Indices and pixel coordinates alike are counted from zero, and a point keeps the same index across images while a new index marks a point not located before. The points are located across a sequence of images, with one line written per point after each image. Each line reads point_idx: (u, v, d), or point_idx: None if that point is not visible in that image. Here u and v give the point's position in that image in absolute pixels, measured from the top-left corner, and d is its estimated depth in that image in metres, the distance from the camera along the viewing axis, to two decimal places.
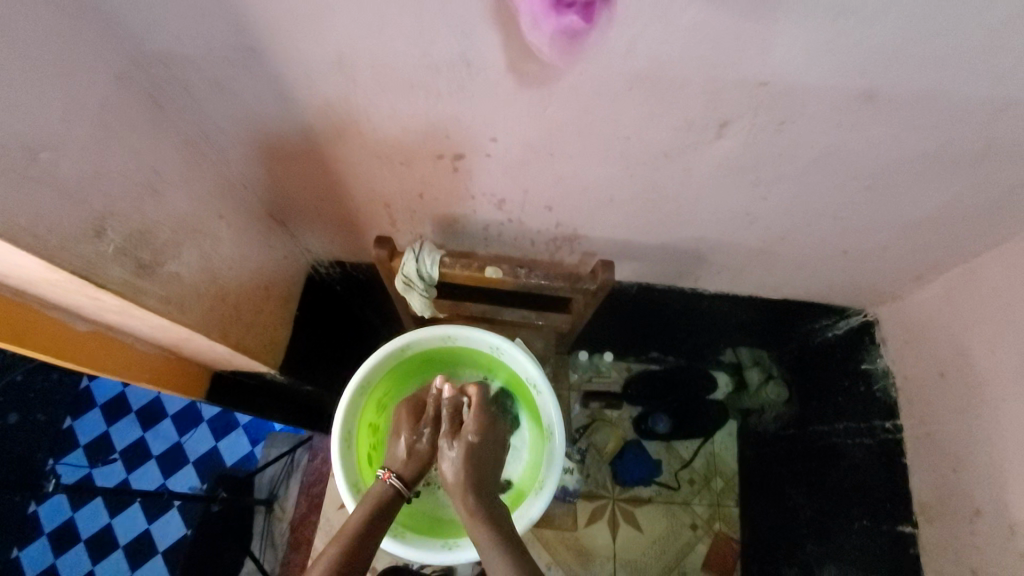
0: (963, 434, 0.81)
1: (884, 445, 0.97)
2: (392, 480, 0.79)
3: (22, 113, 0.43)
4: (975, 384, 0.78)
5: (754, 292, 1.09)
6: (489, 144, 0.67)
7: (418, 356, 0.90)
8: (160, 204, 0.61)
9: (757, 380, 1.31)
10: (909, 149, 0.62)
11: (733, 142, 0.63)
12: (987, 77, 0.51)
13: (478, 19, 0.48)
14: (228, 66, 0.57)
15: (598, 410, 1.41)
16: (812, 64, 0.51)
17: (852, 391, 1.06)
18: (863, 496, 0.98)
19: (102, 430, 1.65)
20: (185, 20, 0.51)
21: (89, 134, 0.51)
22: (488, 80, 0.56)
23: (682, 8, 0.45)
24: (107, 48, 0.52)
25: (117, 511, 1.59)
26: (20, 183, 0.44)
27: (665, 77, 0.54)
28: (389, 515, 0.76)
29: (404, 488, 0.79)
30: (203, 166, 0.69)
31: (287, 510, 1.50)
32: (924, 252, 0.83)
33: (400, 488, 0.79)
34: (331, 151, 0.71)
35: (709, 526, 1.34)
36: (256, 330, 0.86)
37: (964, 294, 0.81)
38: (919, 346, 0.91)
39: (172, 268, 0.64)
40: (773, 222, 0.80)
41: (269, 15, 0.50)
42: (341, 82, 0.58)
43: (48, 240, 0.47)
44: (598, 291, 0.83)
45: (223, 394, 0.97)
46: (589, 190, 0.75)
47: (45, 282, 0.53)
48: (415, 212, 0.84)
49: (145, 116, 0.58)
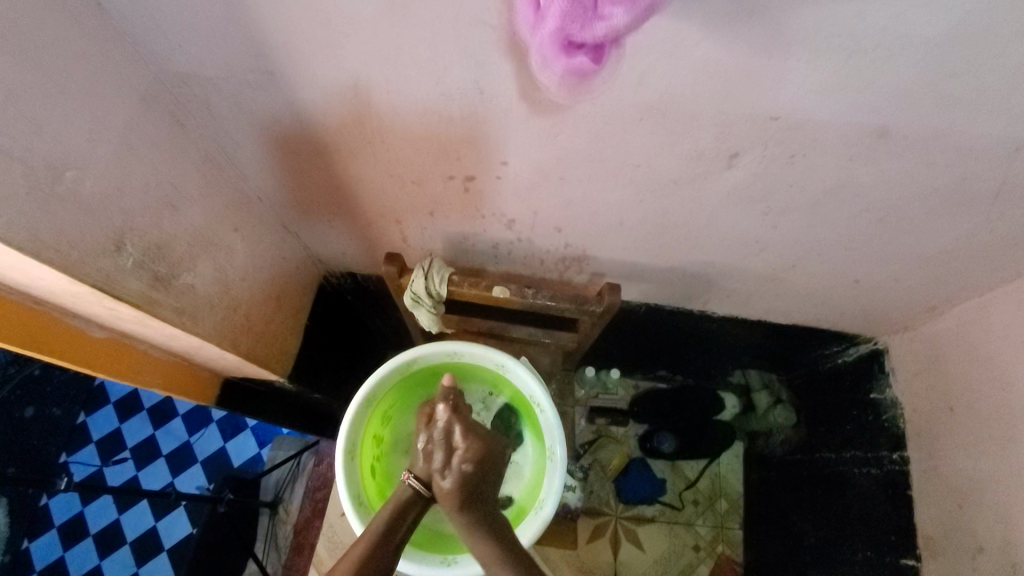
0: (972, 470, 0.80)
1: (890, 475, 0.95)
2: (413, 482, 0.78)
3: (50, 134, 0.45)
4: (985, 420, 0.77)
5: (763, 316, 1.08)
6: (501, 167, 0.68)
7: (425, 370, 0.91)
8: (178, 218, 0.63)
9: (765, 404, 1.31)
10: (920, 185, 0.62)
11: (742, 173, 0.63)
12: (999, 118, 0.51)
13: (491, 50, 0.49)
14: (249, 87, 0.59)
15: (603, 426, 1.39)
16: (822, 102, 0.51)
17: (861, 420, 1.05)
18: (867, 527, 0.96)
19: (114, 427, 1.68)
20: (209, 44, 0.53)
21: (113, 153, 0.52)
22: (500, 107, 0.57)
23: (693, 44, 0.46)
24: (133, 69, 0.54)
25: (126, 508, 1.62)
26: (45, 201, 0.45)
27: (675, 109, 0.54)
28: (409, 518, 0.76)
29: (424, 489, 0.78)
30: (220, 180, 0.71)
31: (292, 513, 1.54)
32: (936, 284, 0.82)
33: (420, 489, 0.78)
34: (345, 169, 0.72)
35: (711, 548, 1.34)
36: (266, 339, 0.87)
37: (977, 328, 0.80)
38: (930, 377, 0.90)
39: (187, 280, 0.66)
40: (783, 250, 0.80)
41: (289, 40, 0.51)
42: (356, 103, 0.59)
43: (69, 254, 0.48)
44: (604, 313, 0.83)
45: (234, 400, 0.99)
46: (599, 213, 0.75)
47: (65, 293, 0.55)
48: (426, 228, 0.85)
49: (167, 134, 0.60)
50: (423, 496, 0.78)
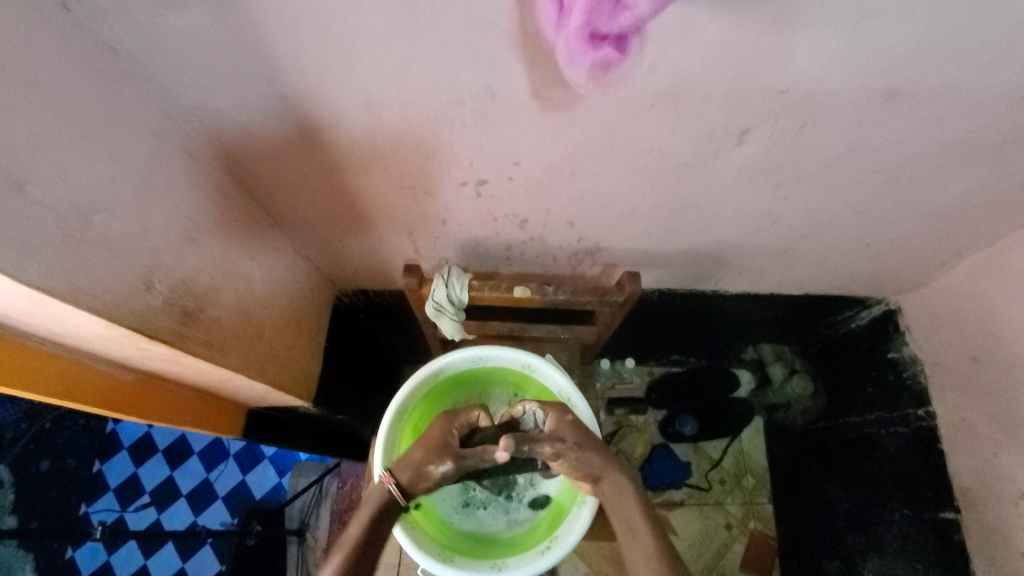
0: (1001, 417, 0.81)
1: (917, 433, 0.97)
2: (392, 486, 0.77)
3: (75, 179, 0.45)
4: (1010, 366, 0.79)
5: (775, 289, 1.09)
6: (513, 168, 0.68)
7: (450, 379, 0.90)
8: (199, 252, 0.62)
9: (781, 375, 1.31)
10: (928, 141, 0.63)
11: (752, 149, 0.64)
12: (1003, 67, 0.52)
13: (504, 52, 0.50)
14: (260, 113, 0.59)
15: (623, 416, 1.40)
16: (828, 71, 0.52)
17: (881, 380, 1.06)
18: (900, 486, 0.98)
19: (131, 471, 1.66)
20: (222, 74, 0.53)
21: (135, 192, 0.52)
22: (512, 108, 0.57)
23: (704, 26, 0.47)
24: (144, 106, 0.54)
25: (152, 552, 1.60)
26: (78, 246, 0.45)
27: (686, 93, 0.55)
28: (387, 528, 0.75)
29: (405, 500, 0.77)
30: (234, 209, 0.70)
31: (320, 539, 1.51)
32: (947, 238, 0.83)
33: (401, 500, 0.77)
34: (357, 186, 0.72)
35: (744, 525, 1.34)
36: (290, 365, 0.87)
37: (991, 276, 0.82)
38: (946, 331, 0.92)
39: (213, 313, 0.65)
40: (794, 222, 0.81)
41: (302, 63, 0.52)
42: (368, 120, 0.60)
43: (105, 297, 0.48)
44: (626, 301, 0.85)
45: (260, 430, 0.98)
46: (612, 204, 0.76)
47: (99, 337, 0.54)
48: (438, 237, 0.85)
49: (182, 169, 0.60)
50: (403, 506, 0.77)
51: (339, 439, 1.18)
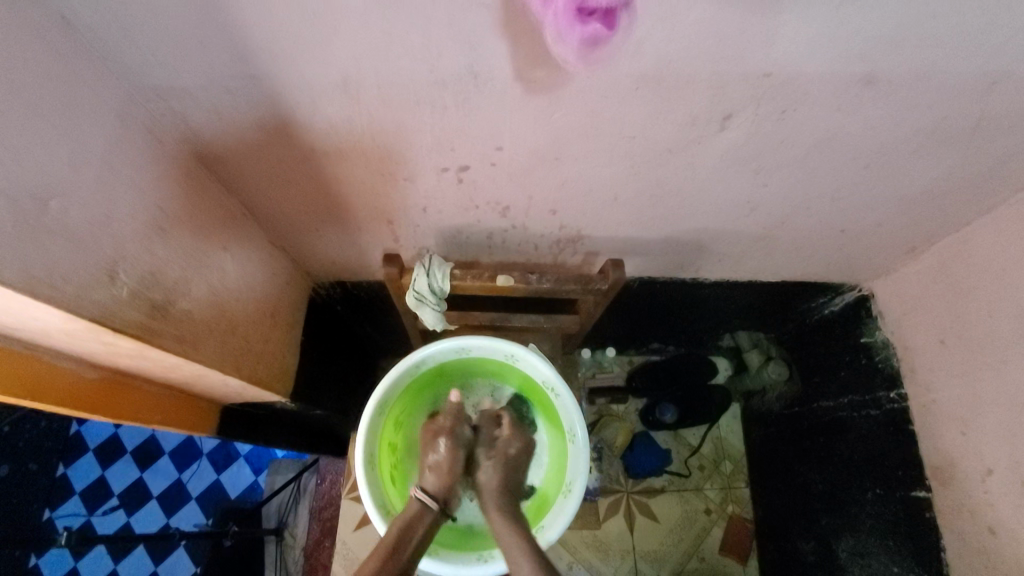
0: (968, 396, 0.83)
1: (890, 414, 0.99)
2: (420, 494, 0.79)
3: (30, 162, 0.42)
4: (978, 348, 0.81)
5: (752, 277, 1.10)
6: (495, 153, 0.67)
7: (431, 371, 0.89)
8: (167, 242, 0.60)
9: (758, 362, 1.34)
10: (903, 128, 0.64)
11: (735, 134, 0.64)
12: (974, 55, 0.53)
13: (488, 32, 0.48)
14: (229, 95, 0.56)
15: (604, 405, 1.42)
16: (811, 54, 0.52)
17: (855, 364, 1.09)
18: (874, 466, 1.00)
19: (97, 474, 1.59)
20: (187, 52, 0.50)
21: (97, 178, 0.49)
22: (494, 90, 0.56)
23: (687, 8, 0.46)
24: (103, 86, 0.51)
25: (122, 557, 1.54)
26: (34, 235, 0.42)
27: (669, 77, 0.54)
28: (420, 530, 0.75)
29: (432, 501, 0.78)
30: (204, 197, 0.67)
31: (299, 536, 1.49)
32: (919, 224, 0.85)
33: (428, 501, 0.78)
34: (334, 173, 0.70)
35: (722, 509, 1.37)
36: (266, 359, 0.84)
37: (960, 261, 0.84)
38: (915, 315, 0.94)
39: (184, 305, 0.63)
40: (773, 208, 0.82)
41: (271, 41, 0.49)
42: (344, 103, 0.58)
43: (65, 289, 0.45)
44: (609, 289, 0.84)
45: (235, 427, 0.94)
46: (594, 190, 0.75)
47: (58, 331, 0.51)
48: (418, 226, 0.83)
49: (148, 154, 0.57)
50: (433, 508, 0.78)
51: (317, 434, 1.15)
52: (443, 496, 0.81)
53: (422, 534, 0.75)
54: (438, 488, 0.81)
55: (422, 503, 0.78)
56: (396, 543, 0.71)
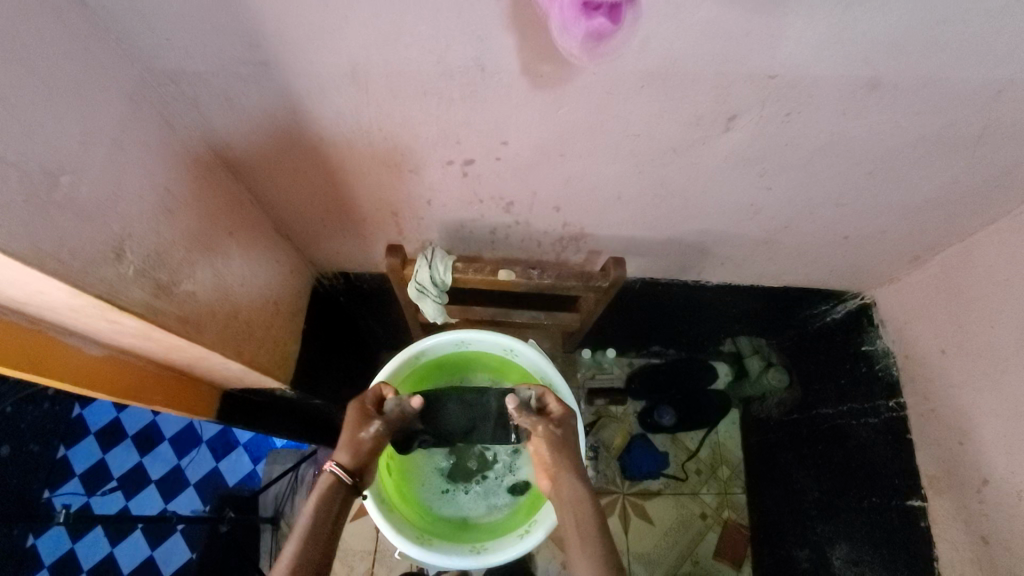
0: (967, 406, 0.83)
1: (888, 422, 0.99)
2: (335, 469, 0.73)
3: (43, 138, 0.43)
4: (978, 358, 0.81)
5: (754, 282, 1.11)
6: (500, 148, 0.67)
7: (429, 363, 0.90)
8: (174, 223, 0.60)
9: (758, 368, 1.34)
10: (908, 135, 0.64)
11: (739, 135, 0.64)
12: (980, 63, 0.53)
13: (495, 25, 0.49)
14: (239, 80, 0.57)
15: (603, 407, 1.41)
16: (816, 57, 0.53)
17: (855, 372, 1.08)
18: (871, 475, 1.00)
19: (99, 457, 1.61)
20: (198, 36, 0.51)
21: (108, 157, 0.50)
22: (501, 84, 0.56)
23: (694, 6, 0.47)
24: (116, 67, 0.52)
25: (119, 539, 1.55)
26: (44, 209, 0.43)
27: (674, 75, 0.55)
28: (333, 505, 0.72)
29: (346, 477, 0.73)
30: (211, 181, 0.68)
31: (295, 526, 1.50)
32: (922, 232, 0.85)
33: (342, 477, 0.73)
34: (340, 162, 0.71)
35: (718, 514, 1.36)
36: (268, 345, 0.85)
37: (963, 271, 0.84)
38: (917, 324, 0.94)
39: (188, 287, 0.63)
40: (777, 212, 0.82)
41: (281, 27, 0.50)
42: (352, 91, 0.58)
43: (72, 264, 0.46)
44: (610, 287, 0.85)
45: (235, 413, 0.95)
46: (598, 188, 0.76)
47: (64, 306, 0.52)
48: (422, 219, 0.84)
49: (157, 136, 0.58)
50: (344, 484, 0.73)
51: (316, 424, 1.16)
52: (360, 470, 0.75)
53: (335, 510, 0.72)
54: (355, 462, 0.75)
55: (334, 477, 0.73)
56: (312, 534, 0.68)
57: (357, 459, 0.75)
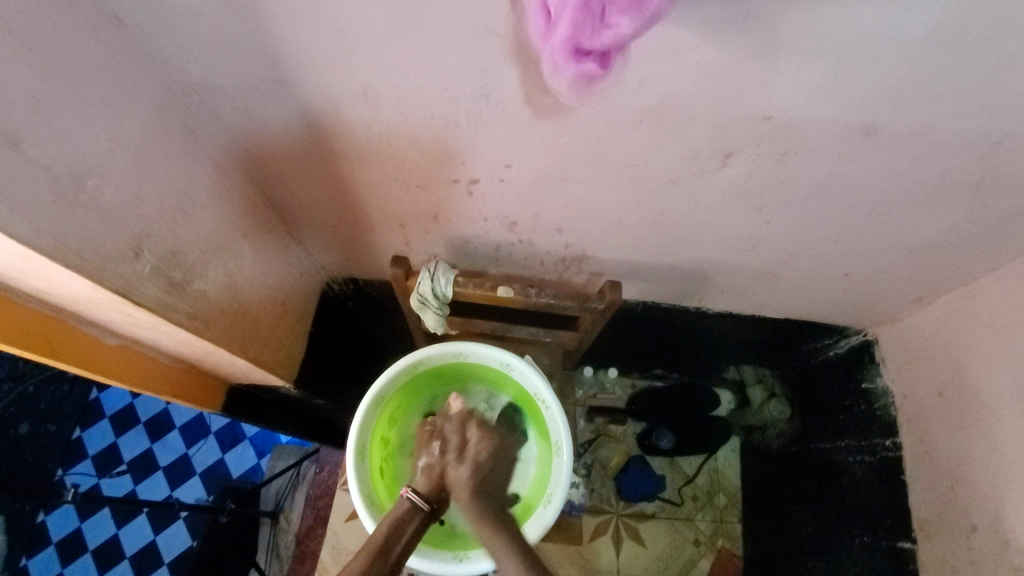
0: (960, 451, 0.83)
1: (884, 462, 0.98)
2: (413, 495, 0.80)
3: (74, 144, 0.47)
4: (974, 404, 0.80)
5: (756, 312, 1.11)
6: (504, 170, 0.70)
7: (429, 371, 0.92)
8: (191, 225, 0.64)
9: (760, 398, 1.34)
10: (905, 179, 0.65)
11: (736, 171, 0.66)
12: (974, 113, 0.54)
13: (498, 58, 0.52)
14: (258, 95, 0.61)
15: (603, 425, 1.42)
16: (809, 101, 0.54)
17: (854, 410, 1.08)
18: (863, 513, 0.99)
19: (111, 441, 1.67)
20: (223, 55, 0.55)
21: (131, 162, 0.54)
22: (503, 111, 0.59)
23: (688, 49, 0.49)
24: (148, 80, 0.56)
25: (124, 522, 1.60)
26: (70, 209, 0.47)
27: (670, 112, 0.57)
28: (408, 531, 0.77)
29: (424, 503, 0.80)
30: (229, 186, 0.72)
31: (293, 522, 1.51)
32: (925, 274, 0.85)
33: (419, 502, 0.80)
34: (352, 175, 0.74)
35: (712, 542, 1.35)
36: (274, 344, 0.88)
37: (963, 315, 0.83)
38: (916, 365, 0.94)
39: (200, 285, 0.67)
40: (776, 246, 0.83)
41: (300, 51, 0.53)
42: (363, 111, 0.62)
43: (92, 260, 0.50)
44: (606, 309, 0.86)
45: (240, 408, 0.99)
46: (599, 213, 0.78)
47: (83, 298, 0.56)
48: (429, 232, 0.87)
49: (180, 143, 0.62)
50: (422, 509, 0.79)
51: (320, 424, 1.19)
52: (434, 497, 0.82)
53: (411, 535, 0.77)
54: (428, 489, 0.82)
55: (413, 504, 0.80)
56: (382, 548, 0.73)
57: (431, 487, 0.82)
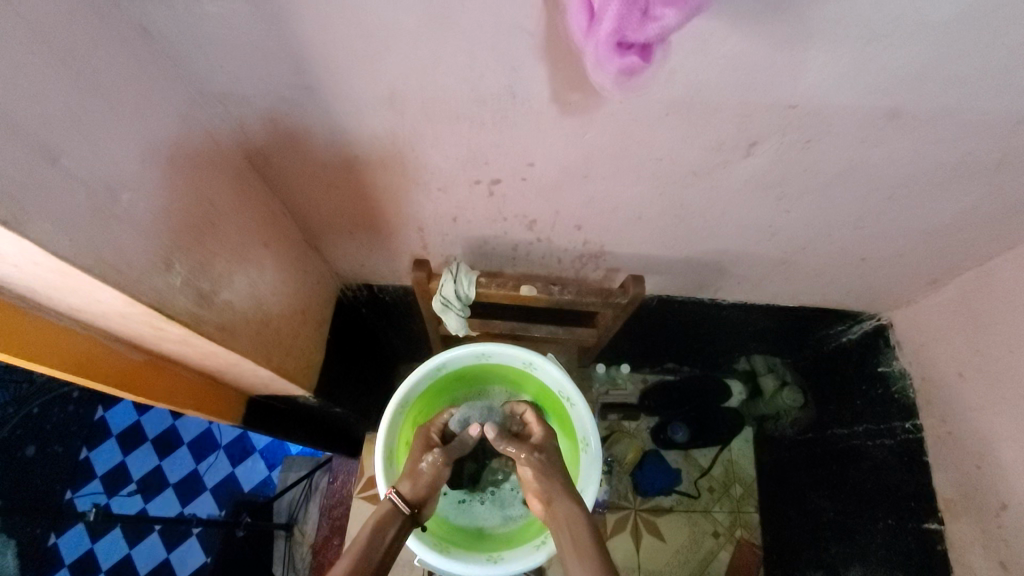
0: (985, 430, 0.83)
1: (905, 445, 0.98)
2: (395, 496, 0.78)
3: (108, 158, 0.46)
4: (996, 382, 0.81)
5: (771, 301, 1.12)
6: (527, 169, 0.70)
7: (452, 374, 0.92)
8: (216, 236, 0.64)
9: (772, 387, 1.35)
10: (926, 161, 0.66)
11: (759, 160, 0.67)
12: (997, 94, 0.55)
13: (530, 56, 0.52)
14: (282, 102, 0.60)
15: (616, 421, 1.42)
16: (837, 87, 0.55)
17: (871, 393, 1.09)
18: (887, 496, 1.00)
19: (118, 460, 1.65)
20: (249, 63, 0.54)
21: (161, 174, 0.54)
22: (530, 109, 0.59)
23: (720, 41, 0.49)
24: (172, 89, 0.56)
25: (137, 541, 1.58)
26: (106, 223, 0.46)
27: (697, 103, 0.57)
28: (389, 535, 0.74)
29: (405, 506, 0.77)
30: (249, 195, 0.71)
31: (308, 534, 1.51)
32: (942, 256, 0.86)
33: (402, 505, 0.77)
34: (372, 180, 0.74)
35: (731, 533, 1.34)
36: (294, 353, 0.87)
37: (980, 294, 0.84)
38: (934, 347, 0.94)
39: (226, 297, 0.66)
40: (794, 234, 0.83)
41: (328, 55, 0.53)
42: (388, 115, 0.62)
43: (128, 274, 0.49)
44: (629, 304, 0.87)
45: (258, 419, 0.98)
46: (620, 207, 0.78)
47: (115, 313, 0.55)
48: (447, 234, 0.87)
49: (204, 152, 0.61)
50: (404, 513, 0.77)
51: (333, 433, 1.19)
52: (419, 502, 0.80)
53: (392, 539, 0.74)
54: (413, 495, 0.80)
55: (395, 507, 0.77)
56: (365, 549, 0.71)
57: (416, 490, 0.80)
